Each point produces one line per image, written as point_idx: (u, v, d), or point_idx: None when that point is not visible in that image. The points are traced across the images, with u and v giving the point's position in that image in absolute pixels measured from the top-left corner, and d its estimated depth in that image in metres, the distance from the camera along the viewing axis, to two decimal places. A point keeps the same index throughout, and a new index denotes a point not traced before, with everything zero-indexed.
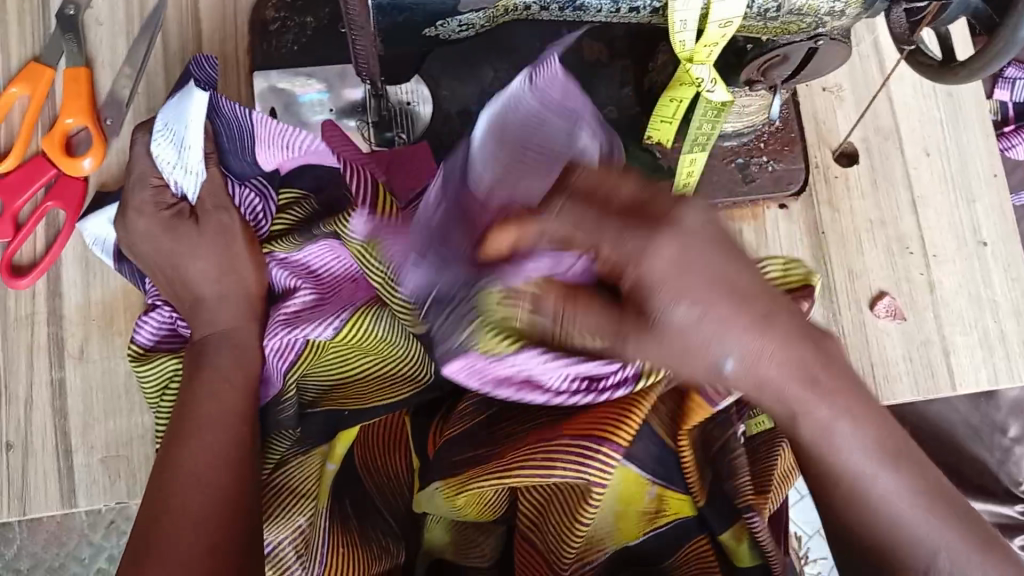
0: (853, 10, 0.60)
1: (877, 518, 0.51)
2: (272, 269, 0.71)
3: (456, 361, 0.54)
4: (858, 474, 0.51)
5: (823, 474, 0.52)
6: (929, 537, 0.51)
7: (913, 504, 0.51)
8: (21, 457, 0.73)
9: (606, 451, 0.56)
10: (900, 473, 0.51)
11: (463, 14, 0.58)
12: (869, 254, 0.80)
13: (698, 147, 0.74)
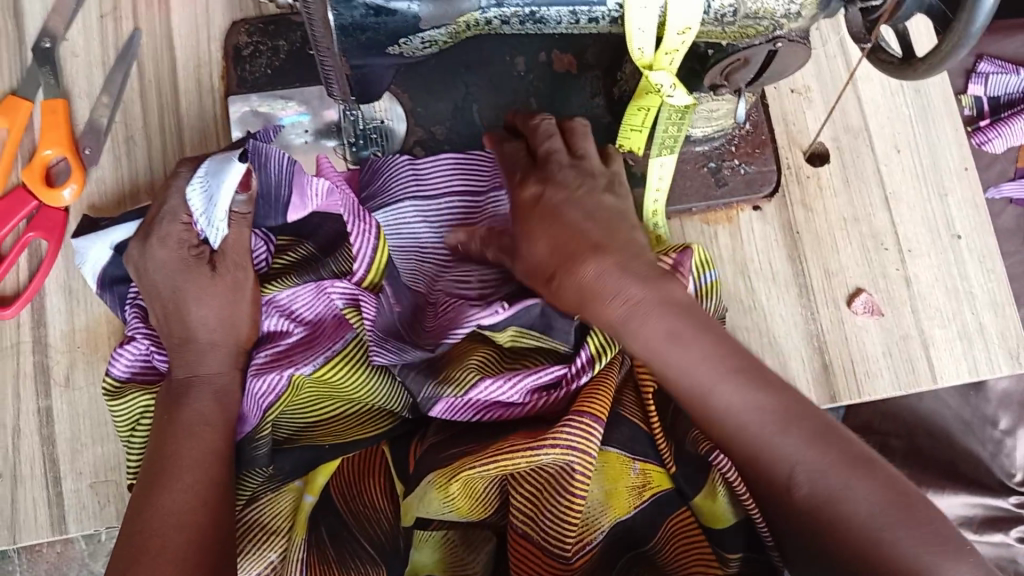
0: (809, 11, 0.61)
1: (741, 436, 0.56)
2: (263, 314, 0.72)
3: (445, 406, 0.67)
4: (738, 411, 0.56)
5: (682, 401, 0.58)
6: (785, 448, 0.55)
7: (766, 414, 0.56)
8: (10, 486, 0.73)
9: (586, 420, 0.61)
10: (748, 388, 0.57)
11: (425, 31, 0.59)
12: (844, 252, 0.81)
13: (667, 148, 0.75)
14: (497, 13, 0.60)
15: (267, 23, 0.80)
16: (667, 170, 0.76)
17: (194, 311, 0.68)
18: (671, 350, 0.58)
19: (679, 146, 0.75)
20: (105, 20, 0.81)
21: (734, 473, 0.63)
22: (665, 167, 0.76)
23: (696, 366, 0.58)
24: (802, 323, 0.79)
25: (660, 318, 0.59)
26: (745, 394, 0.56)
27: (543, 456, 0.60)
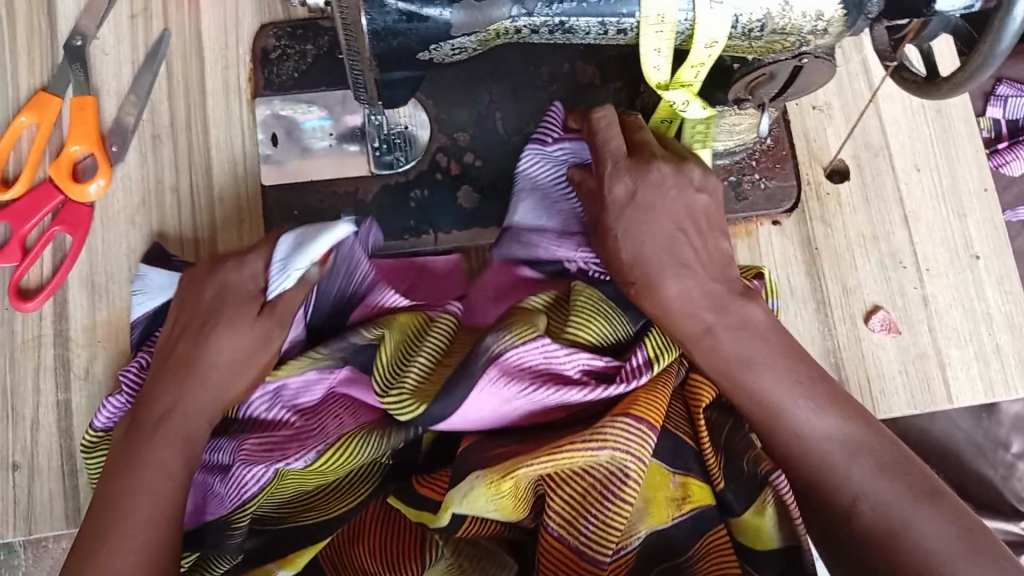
0: (836, 28, 0.62)
1: (804, 457, 0.58)
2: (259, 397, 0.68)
3: (491, 367, 0.63)
4: (819, 434, 0.59)
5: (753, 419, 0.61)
6: (851, 477, 0.57)
7: (837, 445, 0.58)
8: (26, 479, 0.74)
9: (644, 428, 0.60)
10: (829, 415, 0.59)
11: (456, 38, 0.60)
12: (862, 270, 0.81)
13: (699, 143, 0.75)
14: (527, 22, 0.60)
15: (296, 27, 0.81)
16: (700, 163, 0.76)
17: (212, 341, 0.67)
18: (746, 368, 0.61)
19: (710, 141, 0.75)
20: (135, 19, 0.82)
21: (790, 490, 0.63)
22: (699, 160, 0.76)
23: (777, 386, 0.60)
24: (818, 338, 0.80)
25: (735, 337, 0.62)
26: (824, 417, 0.59)
27: (601, 455, 0.60)
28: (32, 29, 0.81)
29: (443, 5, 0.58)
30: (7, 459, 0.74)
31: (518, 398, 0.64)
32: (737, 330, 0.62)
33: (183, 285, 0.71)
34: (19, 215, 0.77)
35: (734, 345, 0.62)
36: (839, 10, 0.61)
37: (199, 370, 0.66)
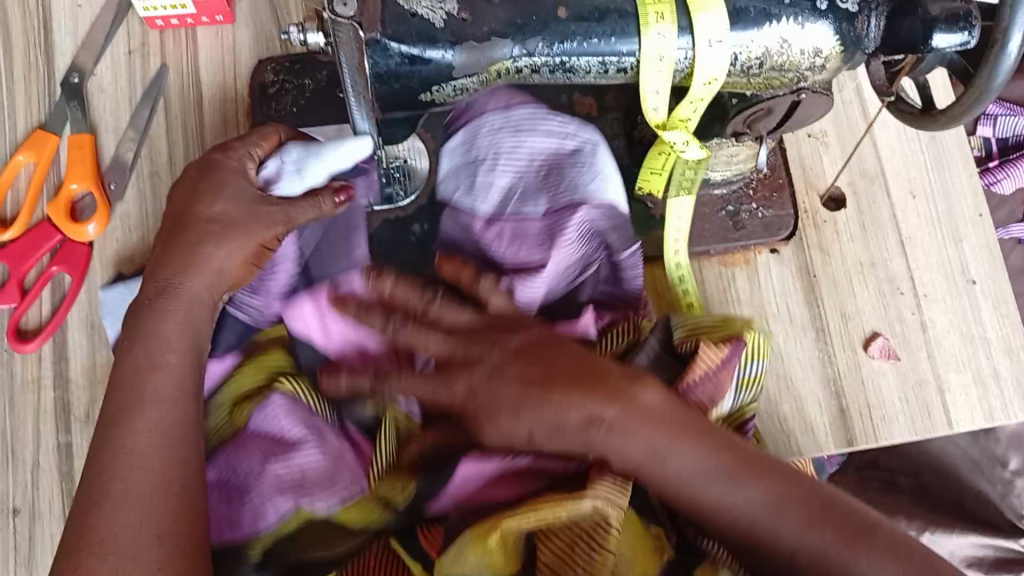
0: (833, 63, 0.63)
1: (734, 524, 0.58)
2: (260, 420, 0.67)
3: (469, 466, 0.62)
4: (740, 504, 0.57)
5: (679, 500, 0.59)
6: (787, 537, 0.57)
7: (763, 509, 0.57)
8: (27, 522, 0.74)
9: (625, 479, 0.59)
10: (745, 485, 0.58)
11: (458, 79, 0.60)
12: (861, 296, 0.82)
13: (684, 189, 0.78)
14: (529, 62, 0.61)
15: (294, 61, 0.81)
16: (685, 209, 0.79)
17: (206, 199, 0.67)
18: (664, 458, 0.58)
19: (698, 185, 0.78)
20: (133, 55, 0.82)
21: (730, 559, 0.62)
22: (684, 205, 0.78)
23: (689, 468, 0.58)
24: (819, 366, 0.80)
25: (635, 428, 0.58)
26: (744, 490, 0.58)
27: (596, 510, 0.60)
28: (29, 68, 0.81)
29: (446, 47, 0.58)
30: (8, 503, 0.74)
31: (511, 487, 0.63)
32: (632, 423, 0.58)
33: (171, 205, 0.70)
34: (18, 256, 0.77)
35: (642, 441, 0.58)
36: (836, 46, 0.61)
37: (177, 306, 0.64)
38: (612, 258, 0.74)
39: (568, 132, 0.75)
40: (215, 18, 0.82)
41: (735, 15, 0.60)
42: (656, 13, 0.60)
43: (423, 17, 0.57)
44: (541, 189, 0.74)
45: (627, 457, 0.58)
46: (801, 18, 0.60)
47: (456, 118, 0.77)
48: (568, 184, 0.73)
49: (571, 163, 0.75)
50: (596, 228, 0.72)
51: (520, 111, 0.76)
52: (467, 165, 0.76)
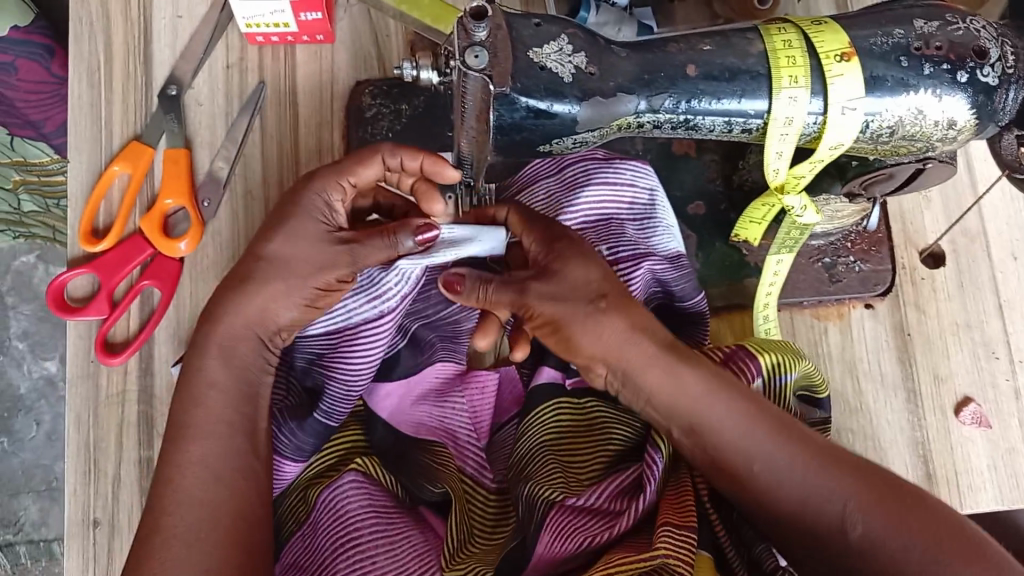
0: (965, 135, 0.60)
1: (772, 479, 0.56)
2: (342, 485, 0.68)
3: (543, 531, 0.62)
4: (777, 462, 0.56)
5: (717, 449, 0.58)
6: (827, 491, 0.55)
7: (804, 464, 0.56)
8: (107, 534, 0.74)
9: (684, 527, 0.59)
10: (788, 444, 0.57)
11: (580, 133, 0.59)
12: (955, 359, 0.80)
13: (786, 248, 0.76)
14: (652, 118, 0.59)
15: (391, 86, 0.80)
16: (784, 265, 0.77)
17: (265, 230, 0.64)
18: (710, 407, 0.58)
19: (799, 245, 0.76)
20: (231, 70, 0.81)
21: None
22: (783, 262, 0.76)
23: (730, 422, 0.58)
24: (907, 429, 0.78)
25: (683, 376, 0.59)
26: (783, 448, 0.57)
27: (656, 560, 0.56)
28: (128, 78, 0.80)
29: (573, 101, 0.57)
30: (88, 514, 0.74)
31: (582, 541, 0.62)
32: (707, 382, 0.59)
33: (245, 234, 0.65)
34: (109, 269, 0.76)
35: (691, 388, 0.59)
36: (971, 119, 0.59)
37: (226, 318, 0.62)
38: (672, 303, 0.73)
39: (643, 182, 0.75)
40: (315, 37, 0.81)
41: (872, 83, 0.58)
42: (790, 76, 0.58)
43: (552, 70, 0.56)
44: (603, 242, 0.73)
45: (676, 401, 0.59)
46: (938, 89, 0.58)
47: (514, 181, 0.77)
48: (628, 238, 0.73)
49: (632, 218, 0.74)
50: (666, 278, 0.72)
51: (598, 157, 0.76)
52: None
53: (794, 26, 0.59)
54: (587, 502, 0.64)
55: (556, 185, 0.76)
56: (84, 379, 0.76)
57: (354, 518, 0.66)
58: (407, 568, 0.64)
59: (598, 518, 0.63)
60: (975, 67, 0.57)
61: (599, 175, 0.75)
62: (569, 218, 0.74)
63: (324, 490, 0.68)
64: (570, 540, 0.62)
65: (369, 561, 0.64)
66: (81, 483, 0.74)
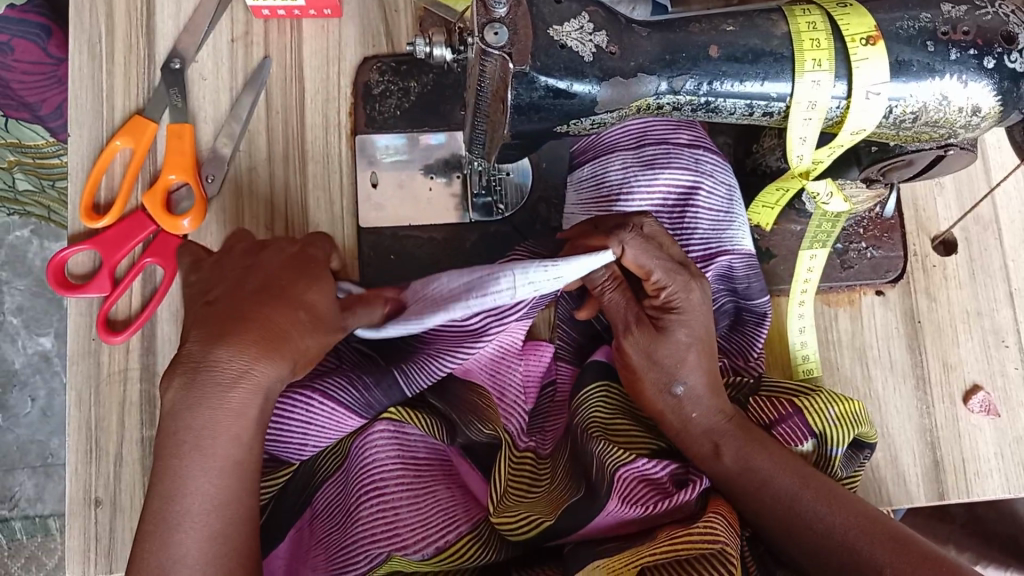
0: (988, 122, 0.60)
1: (819, 539, 0.60)
2: (380, 437, 0.66)
3: (614, 495, 0.62)
4: (824, 523, 0.60)
5: (768, 509, 0.62)
6: (868, 556, 0.58)
7: (845, 523, 0.59)
8: (109, 514, 0.73)
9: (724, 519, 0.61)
10: (831, 505, 0.60)
11: (598, 114, 0.58)
12: (965, 347, 0.80)
13: (818, 242, 0.77)
14: (671, 100, 0.58)
15: (399, 62, 0.79)
16: (818, 261, 0.77)
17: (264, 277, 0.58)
18: (761, 466, 0.63)
19: (832, 241, 0.77)
20: (235, 44, 0.79)
21: None
22: (817, 257, 0.77)
23: (781, 482, 0.62)
24: (916, 416, 0.78)
25: (736, 440, 0.64)
26: (824, 511, 0.60)
27: (716, 546, 0.58)
28: (130, 50, 0.79)
29: (593, 81, 0.55)
30: (89, 494, 0.73)
31: (631, 508, 0.63)
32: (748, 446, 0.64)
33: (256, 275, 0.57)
34: (109, 245, 0.75)
35: (739, 454, 0.64)
36: (996, 105, 0.58)
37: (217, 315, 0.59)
38: (738, 301, 0.75)
39: (720, 176, 0.74)
40: (322, 11, 0.79)
41: (896, 67, 0.57)
42: (813, 59, 0.57)
43: (572, 49, 0.54)
44: (673, 229, 0.74)
45: (726, 464, 0.64)
46: (964, 75, 0.57)
47: (590, 148, 0.76)
48: (703, 230, 0.73)
49: (709, 206, 0.73)
50: (734, 275, 0.74)
51: (680, 139, 0.75)
52: (598, 201, 0.75)
53: (819, 7, 0.58)
54: (649, 472, 0.65)
55: (634, 163, 0.74)
56: (86, 357, 0.75)
57: (379, 468, 0.65)
58: (431, 521, 0.64)
59: (656, 489, 0.64)
60: (1003, 53, 0.56)
61: (680, 159, 0.74)
62: (641, 201, 0.74)
63: (355, 439, 0.66)
64: (637, 504, 0.63)
65: (396, 512, 0.64)
66: (82, 461, 0.73)
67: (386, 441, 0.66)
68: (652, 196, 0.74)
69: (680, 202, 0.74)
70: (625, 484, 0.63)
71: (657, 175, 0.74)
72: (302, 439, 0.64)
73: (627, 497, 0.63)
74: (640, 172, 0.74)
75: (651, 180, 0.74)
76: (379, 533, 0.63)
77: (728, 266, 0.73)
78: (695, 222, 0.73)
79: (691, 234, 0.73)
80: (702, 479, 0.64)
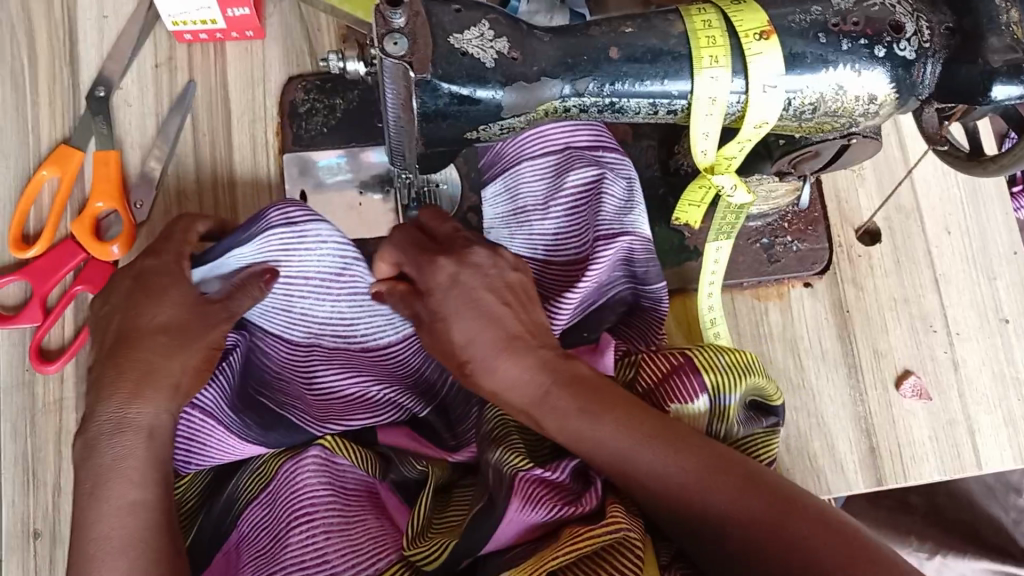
0: (886, 109, 0.61)
1: (667, 488, 0.55)
2: (308, 467, 0.65)
3: (516, 501, 0.60)
4: (658, 470, 0.55)
5: (606, 461, 0.57)
6: (718, 498, 0.53)
7: (685, 467, 0.55)
8: (47, 546, 0.71)
9: (635, 513, 0.59)
10: (662, 446, 0.56)
11: (505, 119, 0.59)
12: (894, 332, 0.81)
13: (723, 234, 0.77)
14: (577, 102, 0.59)
15: (324, 81, 0.80)
16: (723, 253, 0.78)
17: (148, 308, 0.62)
18: (608, 424, 0.57)
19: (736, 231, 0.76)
20: (160, 70, 0.80)
21: None
22: (722, 249, 0.77)
23: (624, 440, 0.56)
24: (849, 404, 0.79)
25: (570, 404, 0.59)
26: (674, 458, 0.55)
27: (620, 533, 0.56)
28: (54, 80, 0.79)
29: (496, 87, 0.57)
30: (27, 526, 0.71)
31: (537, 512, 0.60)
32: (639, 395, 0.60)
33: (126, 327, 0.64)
34: (39, 276, 0.74)
35: (557, 418, 0.59)
36: (891, 92, 0.60)
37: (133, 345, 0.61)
38: (636, 287, 0.74)
39: (622, 170, 0.75)
40: (245, 33, 0.81)
41: (791, 60, 0.58)
42: (710, 56, 0.58)
43: (473, 56, 0.56)
44: (581, 225, 0.74)
45: (574, 431, 0.58)
46: (857, 64, 0.59)
47: (499, 159, 0.77)
48: (609, 214, 0.73)
49: (612, 196, 0.73)
50: (634, 259, 0.72)
51: (578, 143, 0.76)
52: (511, 214, 0.76)
53: (714, 6, 0.60)
54: (551, 476, 0.62)
55: (539, 171, 0.76)
56: (18, 389, 0.74)
57: (310, 493, 0.64)
58: (361, 547, 0.62)
59: (560, 490, 0.62)
60: (892, 42, 0.58)
61: (581, 162, 0.75)
62: (547, 205, 0.75)
63: (288, 461, 0.66)
64: (541, 507, 0.60)
65: (325, 540, 0.62)
66: (17, 494, 0.72)
67: (314, 473, 0.65)
68: (557, 195, 0.75)
69: (585, 197, 0.74)
70: (529, 489, 0.61)
71: (563, 177, 0.75)
72: (186, 453, 0.66)
73: (532, 503, 0.60)
74: (546, 176, 0.76)
75: (556, 184, 0.75)
76: (308, 561, 0.61)
77: (629, 248, 0.72)
78: (598, 211, 0.73)
79: (595, 224, 0.73)
80: (606, 472, 0.62)
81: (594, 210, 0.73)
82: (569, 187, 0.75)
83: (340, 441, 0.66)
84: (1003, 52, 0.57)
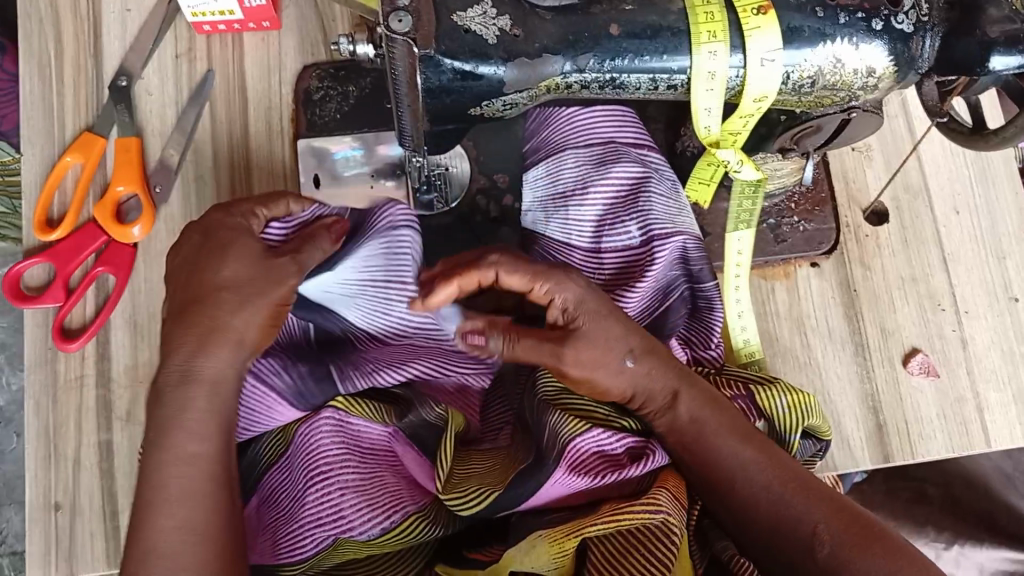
0: (886, 82, 0.62)
1: (748, 483, 0.62)
2: (322, 426, 0.67)
3: (559, 467, 0.63)
4: (744, 468, 0.62)
5: (700, 456, 0.64)
6: (794, 501, 0.60)
7: (774, 473, 0.62)
8: (69, 518, 0.74)
9: (676, 495, 0.63)
10: (762, 455, 0.63)
11: (508, 95, 0.60)
12: (901, 311, 0.81)
13: (742, 223, 0.78)
14: (579, 78, 0.61)
15: (338, 68, 0.82)
16: (746, 244, 0.78)
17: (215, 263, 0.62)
18: (710, 433, 0.64)
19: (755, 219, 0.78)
20: (179, 60, 0.83)
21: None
22: (744, 239, 0.78)
23: (725, 444, 0.63)
24: (856, 381, 0.79)
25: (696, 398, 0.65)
26: (753, 465, 0.62)
27: (658, 517, 0.60)
28: (78, 71, 0.82)
29: (498, 63, 0.58)
30: (50, 498, 0.74)
31: (576, 477, 0.64)
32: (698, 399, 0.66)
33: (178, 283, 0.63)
34: (63, 257, 0.77)
35: (692, 407, 0.65)
36: (890, 66, 0.61)
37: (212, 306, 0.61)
38: (693, 286, 0.75)
39: (666, 174, 0.78)
40: (261, 24, 0.83)
41: (789, 34, 0.59)
42: (708, 32, 0.60)
43: (476, 33, 0.57)
44: (629, 216, 0.75)
45: (678, 415, 0.65)
46: (855, 37, 0.59)
47: (542, 147, 0.78)
48: (660, 212, 0.75)
49: (662, 193, 0.76)
50: (689, 258, 0.75)
51: (623, 138, 0.78)
52: (553, 198, 0.77)
53: None
54: (604, 446, 0.65)
55: (586, 161, 0.77)
56: (43, 366, 0.76)
57: (323, 455, 0.67)
58: (377, 501, 0.65)
59: (609, 462, 0.65)
60: (890, 15, 0.59)
61: (630, 156, 0.77)
62: (593, 192, 0.76)
63: (302, 424, 0.68)
64: (584, 474, 0.64)
65: (340, 496, 0.66)
66: (42, 466, 0.75)
67: (327, 428, 0.67)
68: (606, 183, 0.76)
69: (634, 190, 0.76)
70: (576, 457, 0.64)
71: (611, 167, 0.76)
72: None
73: (575, 467, 0.64)
74: (592, 167, 0.77)
75: (603, 173, 0.76)
76: (325, 517, 0.65)
77: (683, 244, 0.74)
78: (651, 206, 0.75)
79: (649, 217, 0.75)
80: (652, 455, 0.65)
81: (647, 205, 0.75)
82: (618, 179, 0.76)
83: (352, 399, 0.68)
84: (1001, 22, 0.57)
